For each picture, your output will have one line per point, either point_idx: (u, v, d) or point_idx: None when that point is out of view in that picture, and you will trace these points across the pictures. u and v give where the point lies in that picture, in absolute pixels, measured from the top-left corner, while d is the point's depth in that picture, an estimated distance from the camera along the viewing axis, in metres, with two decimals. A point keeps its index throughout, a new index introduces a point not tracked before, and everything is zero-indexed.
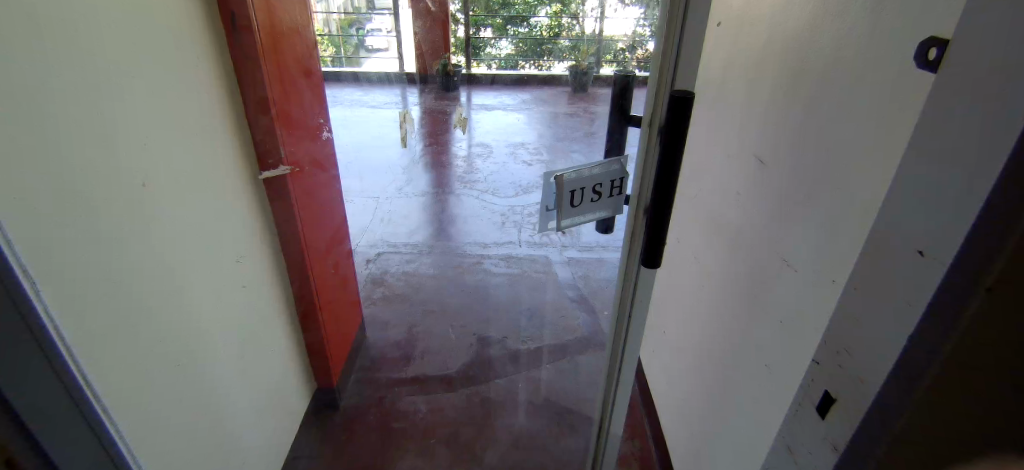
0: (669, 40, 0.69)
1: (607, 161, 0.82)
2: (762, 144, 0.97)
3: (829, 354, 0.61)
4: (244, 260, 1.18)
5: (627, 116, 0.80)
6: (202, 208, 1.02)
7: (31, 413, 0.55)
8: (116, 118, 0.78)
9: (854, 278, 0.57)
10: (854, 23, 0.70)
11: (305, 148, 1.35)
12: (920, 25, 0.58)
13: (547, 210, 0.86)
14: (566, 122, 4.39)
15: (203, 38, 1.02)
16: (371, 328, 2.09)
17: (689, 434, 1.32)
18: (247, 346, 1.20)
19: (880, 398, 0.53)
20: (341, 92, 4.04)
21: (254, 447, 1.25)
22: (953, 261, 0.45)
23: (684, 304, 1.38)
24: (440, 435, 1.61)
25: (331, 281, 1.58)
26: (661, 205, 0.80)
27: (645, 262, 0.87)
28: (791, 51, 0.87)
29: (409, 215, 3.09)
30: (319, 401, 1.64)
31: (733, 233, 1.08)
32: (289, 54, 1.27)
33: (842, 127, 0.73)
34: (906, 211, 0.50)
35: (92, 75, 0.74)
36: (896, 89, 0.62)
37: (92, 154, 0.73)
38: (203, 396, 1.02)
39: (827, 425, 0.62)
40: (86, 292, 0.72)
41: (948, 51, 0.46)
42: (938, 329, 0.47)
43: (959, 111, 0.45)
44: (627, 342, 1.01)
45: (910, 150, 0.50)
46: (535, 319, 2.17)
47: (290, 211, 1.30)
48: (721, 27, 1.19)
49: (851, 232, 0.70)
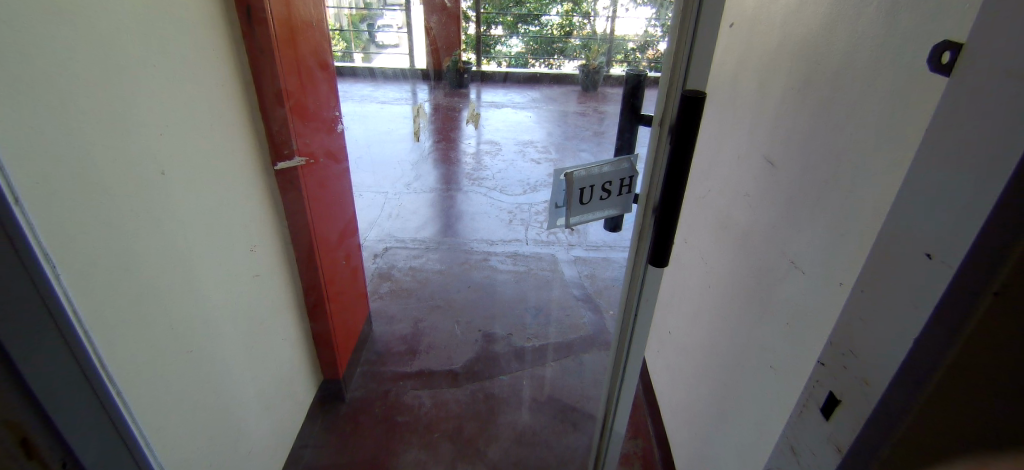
0: (682, 39, 0.70)
1: (616, 160, 0.83)
2: (773, 146, 0.97)
3: (834, 355, 0.61)
4: (255, 250, 1.20)
5: (638, 115, 0.80)
6: (215, 199, 1.03)
7: (48, 396, 0.57)
8: (134, 108, 0.80)
9: (860, 281, 0.57)
10: (866, 27, 0.70)
11: (319, 140, 1.36)
12: (933, 29, 0.58)
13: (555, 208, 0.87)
14: (576, 121, 4.39)
15: (219, 30, 1.03)
16: (378, 322, 2.11)
17: (693, 435, 1.32)
18: (255, 336, 1.21)
19: (885, 400, 0.53)
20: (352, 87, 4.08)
21: (261, 436, 1.26)
22: (961, 263, 0.45)
23: (690, 304, 1.39)
24: (443, 430, 1.62)
25: (340, 274, 1.60)
26: (670, 204, 0.80)
27: (653, 261, 0.87)
28: (804, 53, 0.87)
29: (417, 211, 3.11)
30: (326, 392, 1.66)
31: (742, 234, 1.08)
32: (305, 47, 1.28)
33: (853, 131, 0.73)
34: (915, 216, 0.50)
35: (112, 66, 0.76)
36: (909, 93, 0.62)
37: (109, 145, 0.75)
38: (212, 384, 1.03)
39: (831, 427, 0.62)
40: (102, 278, 0.74)
41: (962, 56, 0.46)
42: (945, 332, 0.47)
43: (968, 114, 0.45)
44: (632, 341, 1.02)
45: (922, 155, 0.50)
46: (540, 316, 2.18)
47: (301, 203, 1.31)
48: (733, 28, 1.18)
49: (861, 236, 0.70)
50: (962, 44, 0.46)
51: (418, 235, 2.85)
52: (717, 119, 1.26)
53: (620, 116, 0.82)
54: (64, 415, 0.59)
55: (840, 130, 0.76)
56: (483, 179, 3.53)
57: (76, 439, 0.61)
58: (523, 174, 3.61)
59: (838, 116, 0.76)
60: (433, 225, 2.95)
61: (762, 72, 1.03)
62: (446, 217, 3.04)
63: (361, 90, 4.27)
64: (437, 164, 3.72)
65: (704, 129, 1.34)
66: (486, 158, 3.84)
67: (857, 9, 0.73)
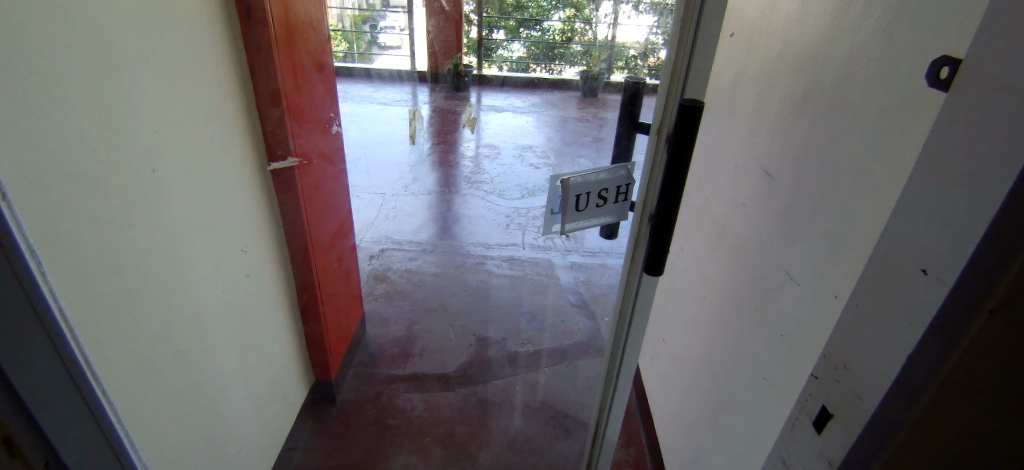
0: (681, 46, 0.69)
1: (613, 167, 0.83)
2: (769, 156, 0.97)
3: (827, 369, 0.60)
4: (249, 250, 1.19)
5: (636, 122, 0.80)
6: (210, 196, 1.03)
7: (30, 395, 0.56)
8: (129, 104, 0.80)
9: (854, 295, 0.56)
10: (865, 41, 0.71)
11: (314, 140, 1.36)
12: (931, 45, 0.58)
13: (552, 211, 0.86)
14: (575, 127, 4.40)
15: (218, 27, 1.03)
16: (371, 323, 2.10)
17: (686, 445, 1.31)
18: (246, 334, 1.20)
19: (880, 415, 0.53)
20: (352, 87, 4.09)
21: (249, 437, 1.25)
22: (956, 279, 0.45)
23: (685, 312, 1.38)
24: (435, 435, 1.61)
25: (333, 275, 1.58)
26: (666, 213, 0.80)
27: (648, 269, 0.87)
28: (803, 64, 0.87)
29: (416, 213, 3.10)
30: (317, 393, 1.65)
31: (738, 243, 1.07)
32: (303, 48, 1.27)
33: (850, 143, 0.73)
34: (908, 230, 0.50)
35: (109, 62, 0.76)
36: (906, 109, 0.62)
37: (103, 140, 0.75)
38: (202, 384, 1.02)
39: (823, 440, 0.62)
40: (92, 273, 0.73)
41: (960, 73, 0.45)
42: (939, 347, 0.47)
43: (965, 132, 0.45)
44: (626, 348, 1.01)
45: (919, 171, 0.50)
46: (536, 321, 2.17)
47: (296, 203, 1.30)
48: (733, 38, 1.19)
49: (855, 248, 0.70)
50: (962, 59, 0.46)
51: (416, 237, 2.84)
52: (714, 129, 1.26)
53: (618, 124, 0.82)
54: (47, 413, 0.58)
55: (837, 144, 0.76)
56: (481, 182, 3.53)
57: (57, 436, 0.60)
58: (522, 178, 3.61)
59: (836, 128, 0.76)
60: (430, 227, 2.95)
61: (760, 83, 1.03)
62: (444, 221, 3.03)
63: (361, 91, 4.27)
64: (437, 166, 3.72)
65: (701, 139, 1.34)
66: (485, 162, 3.84)
67: (857, 22, 0.73)
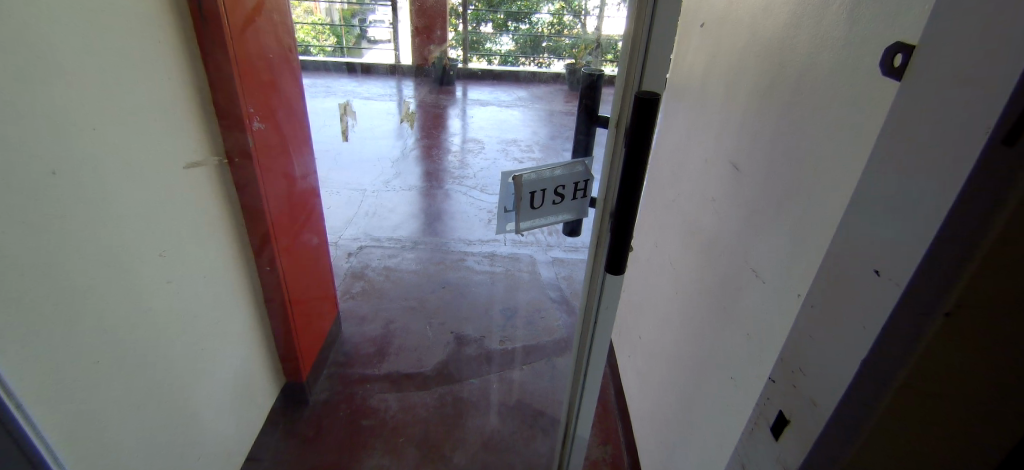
0: (636, 36, 0.66)
1: (571, 162, 0.79)
2: (737, 149, 0.94)
3: (785, 373, 0.58)
4: (205, 250, 1.15)
5: (593, 116, 0.76)
6: (156, 195, 0.98)
7: None
8: (55, 99, 0.75)
9: (809, 296, 0.53)
10: (828, 28, 0.68)
11: (276, 138, 1.31)
12: (893, 30, 0.55)
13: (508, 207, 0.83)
14: (561, 120, 4.35)
15: (165, 17, 0.98)
16: (347, 323, 2.06)
17: (660, 443, 1.29)
18: (203, 337, 1.16)
19: (835, 423, 0.50)
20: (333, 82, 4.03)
21: (209, 443, 1.20)
22: (907, 283, 0.42)
23: (659, 308, 1.36)
24: (409, 435, 1.58)
25: (303, 276, 1.54)
26: (626, 210, 0.77)
27: (610, 268, 0.84)
28: (769, 54, 0.84)
29: (398, 210, 3.05)
30: (287, 395, 1.60)
31: (709, 239, 1.04)
32: (262, 41, 1.22)
33: (812, 136, 0.70)
34: (862, 229, 0.47)
35: (30, 54, 0.71)
36: (867, 99, 0.59)
37: (24, 138, 0.70)
38: (149, 390, 0.98)
39: (780, 446, 0.59)
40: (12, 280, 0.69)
41: (914, 60, 0.42)
42: (893, 354, 0.44)
43: (918, 123, 0.42)
44: (593, 348, 0.98)
45: (874, 165, 0.46)
46: (515, 319, 2.13)
47: (258, 203, 1.26)
48: (703, 28, 1.16)
49: (817, 245, 0.68)
50: (915, 45, 0.43)
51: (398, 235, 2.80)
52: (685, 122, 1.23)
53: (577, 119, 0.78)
54: None
55: (800, 137, 0.73)
56: (465, 177, 3.48)
57: None
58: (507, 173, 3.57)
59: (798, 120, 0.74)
60: (412, 224, 2.91)
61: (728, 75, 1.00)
62: (426, 218, 2.98)
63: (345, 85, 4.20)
64: (420, 161, 3.66)
65: (674, 132, 1.31)
66: (469, 157, 3.79)
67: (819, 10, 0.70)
